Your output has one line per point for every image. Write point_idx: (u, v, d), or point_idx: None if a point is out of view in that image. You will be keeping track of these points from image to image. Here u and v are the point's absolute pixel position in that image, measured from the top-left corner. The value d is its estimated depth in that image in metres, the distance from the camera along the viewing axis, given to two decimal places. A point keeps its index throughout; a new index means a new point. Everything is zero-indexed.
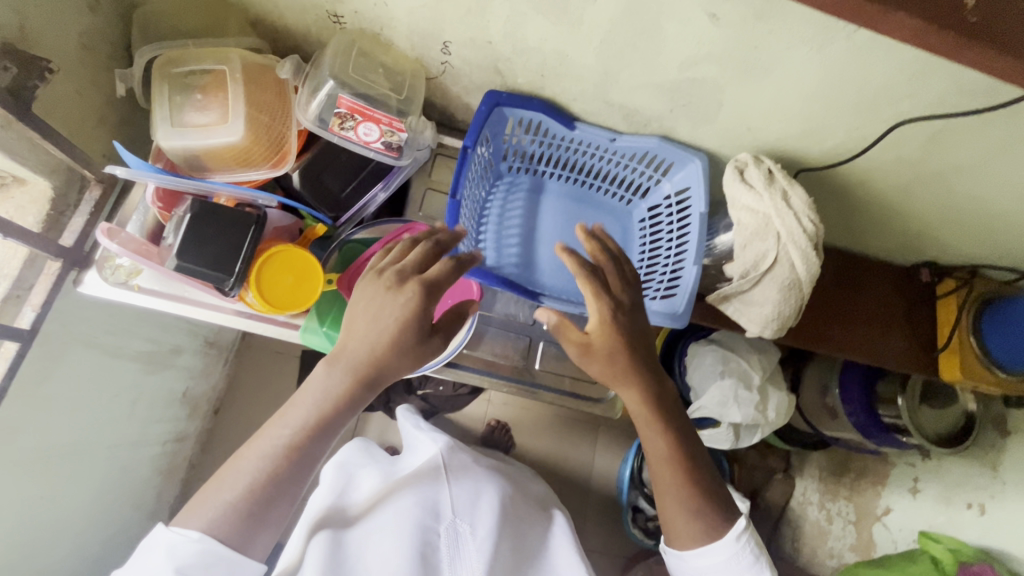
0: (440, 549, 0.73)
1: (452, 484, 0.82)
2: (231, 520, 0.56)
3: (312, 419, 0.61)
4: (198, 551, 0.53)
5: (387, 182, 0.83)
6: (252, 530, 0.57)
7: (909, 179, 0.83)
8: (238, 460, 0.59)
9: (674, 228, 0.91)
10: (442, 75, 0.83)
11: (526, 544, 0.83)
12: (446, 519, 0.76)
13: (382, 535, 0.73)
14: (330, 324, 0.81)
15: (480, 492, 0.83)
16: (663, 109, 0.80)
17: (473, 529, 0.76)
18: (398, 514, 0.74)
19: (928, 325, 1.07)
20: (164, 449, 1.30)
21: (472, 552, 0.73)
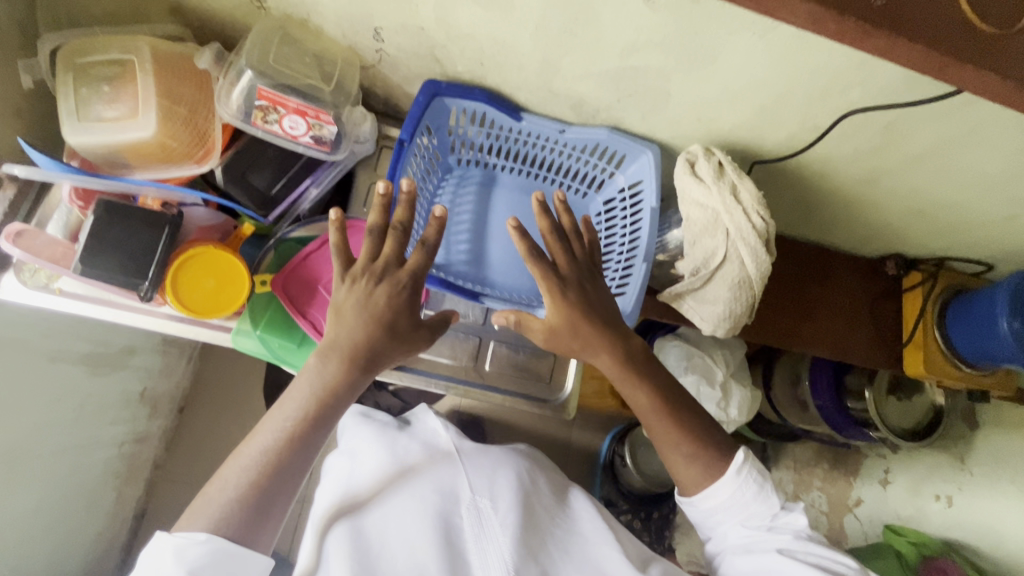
0: (463, 527, 0.68)
1: (466, 462, 0.77)
2: (238, 515, 0.54)
3: (312, 409, 0.61)
4: (206, 550, 0.51)
5: (317, 177, 0.79)
6: (258, 524, 0.55)
7: (868, 171, 0.80)
8: (239, 455, 0.58)
9: (628, 222, 0.88)
10: (377, 63, 0.79)
11: (555, 513, 0.76)
12: (465, 501, 0.71)
13: (400, 519, 0.68)
14: (264, 327, 0.77)
15: (499, 471, 0.77)
16: (610, 98, 0.76)
17: (493, 505, 0.71)
18: (415, 501, 0.70)
19: (892, 320, 1.05)
20: (122, 450, 1.26)
21: (494, 528, 0.67)
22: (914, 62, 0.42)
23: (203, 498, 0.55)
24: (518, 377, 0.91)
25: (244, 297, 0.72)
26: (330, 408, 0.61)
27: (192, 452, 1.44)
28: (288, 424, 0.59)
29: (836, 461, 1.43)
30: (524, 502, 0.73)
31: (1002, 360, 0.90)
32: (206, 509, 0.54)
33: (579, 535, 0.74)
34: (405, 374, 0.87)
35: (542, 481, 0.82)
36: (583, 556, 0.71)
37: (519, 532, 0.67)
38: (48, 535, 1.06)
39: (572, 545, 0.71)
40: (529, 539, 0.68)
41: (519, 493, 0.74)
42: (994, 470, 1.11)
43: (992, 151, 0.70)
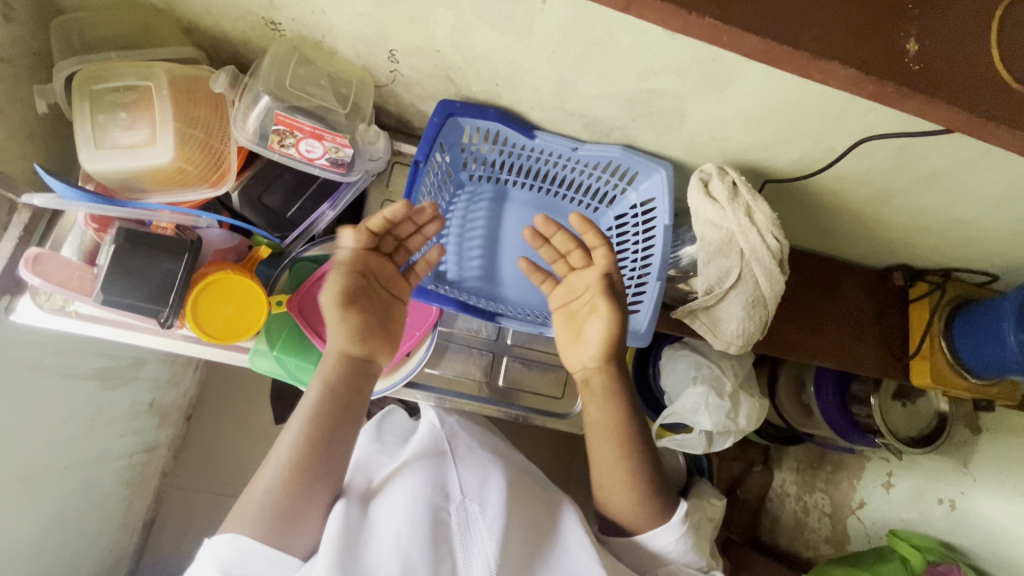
0: (451, 527, 0.69)
1: (458, 464, 0.76)
2: (267, 521, 0.65)
3: (320, 411, 0.71)
4: (233, 548, 0.63)
5: (335, 200, 0.80)
6: (286, 526, 0.66)
7: (879, 188, 0.81)
8: (266, 462, 0.70)
9: (640, 238, 0.89)
10: (392, 83, 0.79)
11: (541, 518, 0.76)
12: (455, 500, 0.71)
13: (392, 509, 0.69)
14: (281, 347, 0.77)
15: (491, 471, 0.77)
16: (625, 118, 0.77)
17: (482, 507, 0.71)
18: (405, 492, 0.70)
19: (899, 331, 1.06)
20: (131, 461, 1.27)
21: (481, 531, 0.68)
22: (945, 121, 0.46)
23: (243, 504, 0.67)
24: (528, 391, 0.92)
25: (263, 321, 0.73)
26: (343, 415, 0.72)
27: (199, 460, 1.45)
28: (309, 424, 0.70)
29: (839, 464, 1.45)
30: (514, 505, 0.73)
31: (1008, 370, 0.91)
32: (249, 510, 0.66)
33: (562, 549, 0.73)
34: (415, 391, 0.88)
35: (533, 484, 0.81)
36: (563, 567, 0.72)
37: (505, 537, 0.68)
38: (61, 547, 1.06)
39: (552, 555, 0.72)
40: (515, 545, 0.69)
41: (510, 497, 0.74)
42: (997, 475, 1.12)
43: (1003, 172, 0.70)
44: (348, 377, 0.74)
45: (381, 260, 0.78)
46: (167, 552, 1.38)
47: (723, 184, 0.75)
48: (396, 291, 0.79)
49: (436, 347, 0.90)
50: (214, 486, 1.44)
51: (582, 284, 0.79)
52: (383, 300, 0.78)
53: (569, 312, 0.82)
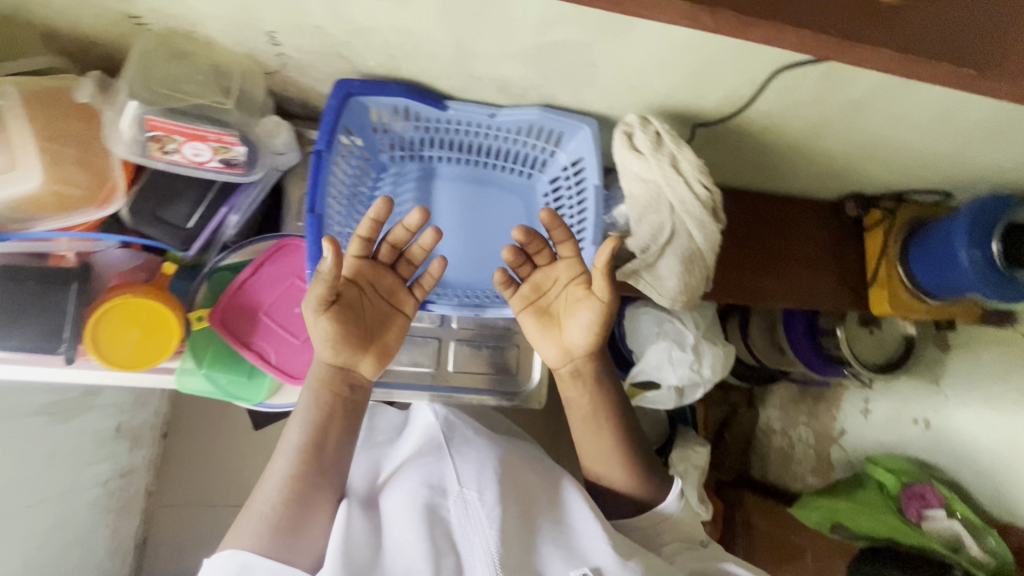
0: (451, 522, 0.68)
1: (454, 455, 0.76)
2: (267, 534, 0.64)
3: (317, 420, 0.70)
4: (235, 563, 0.61)
5: (234, 202, 0.73)
6: (291, 538, 0.65)
7: (813, 121, 0.77)
8: (266, 478, 0.69)
9: (574, 201, 0.85)
10: (282, 67, 0.72)
11: (542, 498, 0.76)
12: (452, 493, 0.71)
13: (395, 512, 0.70)
14: (209, 364, 0.74)
15: (488, 458, 0.76)
16: (536, 76, 0.71)
17: (480, 495, 0.70)
18: (408, 494, 0.70)
19: (854, 262, 1.04)
20: (106, 487, 1.25)
21: (480, 519, 0.67)
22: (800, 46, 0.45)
23: (247, 518, 0.66)
24: (487, 372, 0.90)
25: (175, 345, 0.69)
26: (339, 428, 0.72)
27: (185, 476, 1.45)
28: (308, 436, 0.70)
29: (819, 396, 1.47)
30: (511, 490, 0.73)
31: (965, 290, 0.91)
32: (248, 524, 0.65)
33: (567, 525, 0.73)
34: (397, 389, 0.86)
35: (532, 464, 0.80)
36: (568, 542, 0.71)
37: (505, 522, 0.67)
38: None
39: (559, 532, 0.72)
40: (515, 527, 0.68)
41: (506, 482, 0.74)
42: (968, 390, 1.14)
43: (935, 90, 0.67)
44: (337, 387, 0.72)
45: (376, 269, 0.73)
46: (166, 568, 1.39)
47: (646, 139, 0.70)
48: (394, 300, 0.74)
49: None
50: (204, 499, 1.45)
51: (553, 279, 0.76)
52: (377, 311, 0.73)
53: (539, 308, 0.77)
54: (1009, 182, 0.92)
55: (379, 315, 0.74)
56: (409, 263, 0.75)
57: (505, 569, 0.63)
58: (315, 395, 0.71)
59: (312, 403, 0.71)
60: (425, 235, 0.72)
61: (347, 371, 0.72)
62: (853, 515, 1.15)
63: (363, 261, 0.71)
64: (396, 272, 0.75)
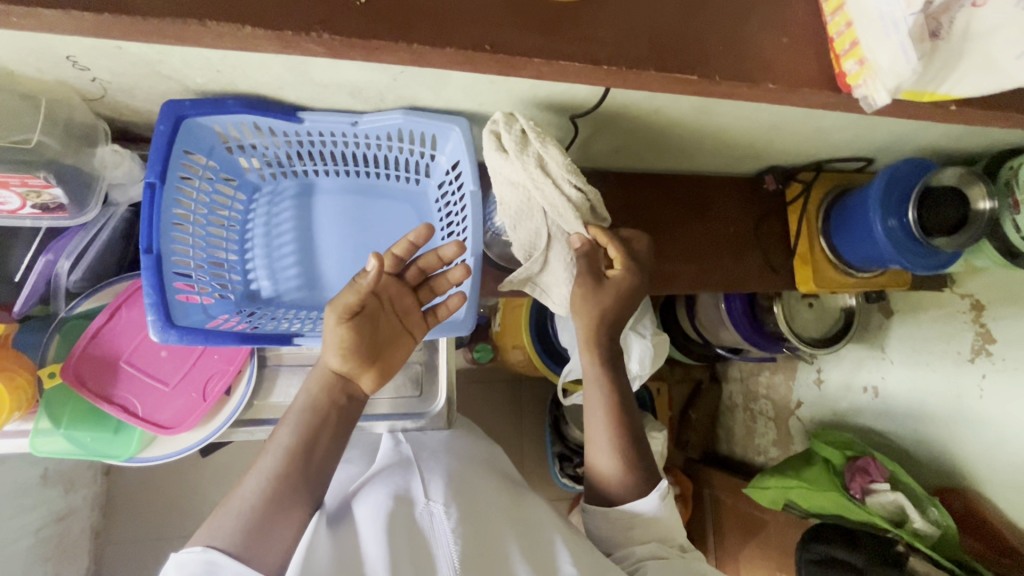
0: (424, 535, 0.63)
1: (425, 473, 0.73)
2: (238, 534, 0.54)
3: (309, 419, 0.62)
4: (203, 561, 0.51)
5: (63, 248, 0.68)
6: (258, 543, 0.54)
7: (704, 99, 0.71)
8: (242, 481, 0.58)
9: (458, 206, 0.79)
10: (105, 94, 0.64)
11: (505, 507, 0.72)
12: (420, 503, 0.67)
13: (370, 525, 0.63)
14: (69, 422, 0.68)
15: (455, 475, 0.74)
16: (385, 79, 0.65)
17: (447, 507, 0.66)
18: (382, 507, 0.65)
19: (779, 240, 0.99)
20: (40, 535, 1.18)
21: (445, 531, 0.62)
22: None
23: (219, 516, 0.56)
24: (396, 393, 0.86)
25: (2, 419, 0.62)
26: (331, 435, 0.62)
27: (133, 510, 1.40)
28: (299, 437, 0.61)
29: (776, 367, 1.44)
30: (472, 501, 0.69)
31: (889, 261, 0.86)
32: (222, 523, 0.55)
33: (536, 538, 0.69)
34: None
35: (499, 481, 0.78)
36: (535, 555, 0.66)
37: (472, 531, 0.64)
38: None
39: (529, 547, 0.66)
40: (485, 539, 0.64)
41: (468, 494, 0.70)
42: (912, 355, 1.11)
43: None
44: (335, 396, 0.64)
45: (400, 288, 0.67)
46: None
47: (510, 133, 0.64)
48: (408, 325, 0.68)
49: (262, 377, 0.76)
50: (157, 532, 1.40)
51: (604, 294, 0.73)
52: (393, 331, 0.67)
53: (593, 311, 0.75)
54: (929, 142, 0.87)
55: (394, 334, 0.67)
56: (432, 291, 0.69)
57: None
58: (311, 401, 0.63)
59: (304, 405, 0.63)
60: (455, 269, 0.68)
61: (348, 381, 0.65)
62: (805, 494, 1.11)
63: (389, 277, 0.66)
64: (417, 295, 0.69)
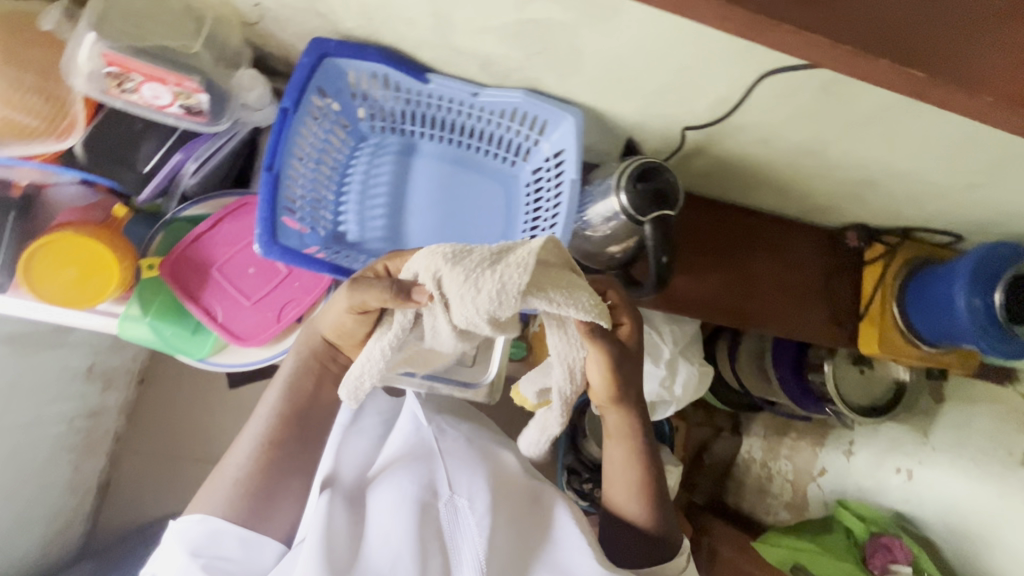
0: (440, 528, 0.64)
1: (448, 460, 0.71)
2: (238, 506, 0.63)
3: (293, 388, 0.70)
4: (204, 530, 0.60)
5: (192, 150, 0.70)
6: (260, 515, 0.64)
7: (818, 138, 0.72)
8: (234, 449, 0.67)
9: (552, 193, 0.81)
10: (261, 20, 0.69)
11: (528, 503, 0.72)
12: (443, 495, 0.66)
13: (384, 516, 0.63)
14: (155, 314, 0.72)
15: (481, 467, 0.71)
16: (519, 57, 0.68)
17: (467, 502, 0.66)
18: (398, 497, 0.64)
19: (850, 298, 0.98)
20: (73, 425, 1.24)
21: (467, 529, 0.63)
22: None
23: (218, 480, 0.65)
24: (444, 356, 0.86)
25: (110, 292, 0.66)
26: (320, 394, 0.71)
27: (155, 423, 1.45)
28: (285, 401, 0.69)
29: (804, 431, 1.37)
30: (498, 500, 0.69)
31: (964, 339, 0.84)
32: (219, 489, 0.64)
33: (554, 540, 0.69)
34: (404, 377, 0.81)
35: (522, 472, 0.76)
36: (553, 561, 0.66)
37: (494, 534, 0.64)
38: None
39: (544, 552, 0.67)
40: (501, 548, 0.64)
41: (496, 492, 0.69)
42: (956, 446, 1.07)
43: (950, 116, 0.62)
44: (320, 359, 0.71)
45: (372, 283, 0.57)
46: (124, 512, 1.41)
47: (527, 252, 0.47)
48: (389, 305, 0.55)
49: None
50: (172, 452, 1.45)
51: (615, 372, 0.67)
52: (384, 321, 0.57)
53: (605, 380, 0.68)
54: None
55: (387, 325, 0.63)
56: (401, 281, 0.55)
57: None
58: (299, 363, 0.71)
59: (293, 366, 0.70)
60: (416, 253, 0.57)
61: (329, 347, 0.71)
62: (817, 559, 1.08)
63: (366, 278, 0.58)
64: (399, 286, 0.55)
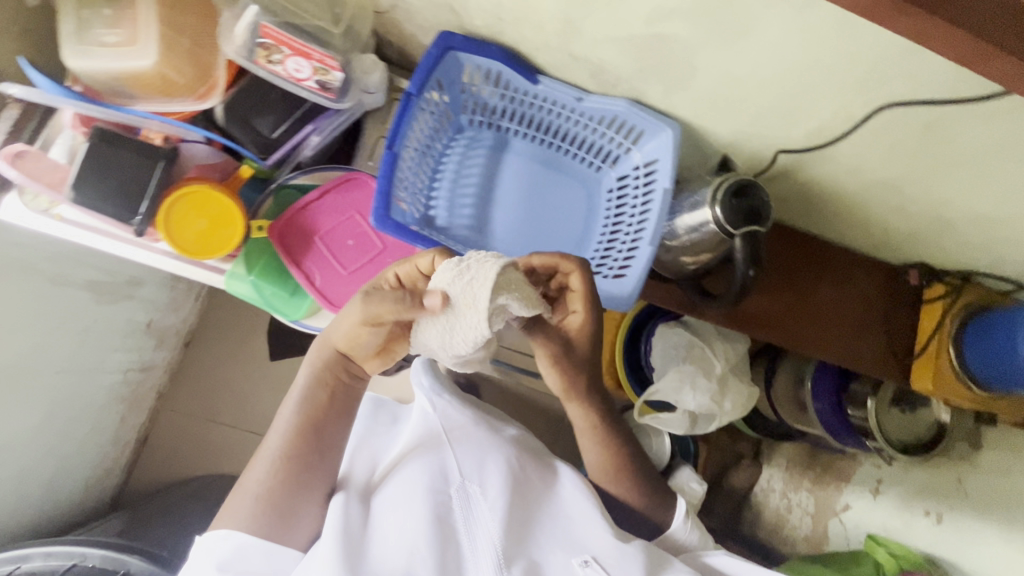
0: (455, 513, 0.68)
1: (456, 446, 0.74)
2: (260, 521, 0.62)
3: (307, 403, 0.68)
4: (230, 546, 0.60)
5: (319, 124, 0.74)
6: (283, 527, 0.63)
7: (904, 173, 0.75)
8: (251, 463, 0.66)
9: (638, 200, 0.84)
10: (394, 9, 0.74)
11: (540, 481, 0.76)
12: (455, 482, 0.70)
13: (394, 509, 0.67)
14: (258, 273, 0.77)
15: (490, 451, 0.75)
16: (631, 69, 0.72)
17: (478, 488, 0.70)
18: (409, 488, 0.68)
19: (906, 334, 1.00)
20: (125, 377, 1.27)
21: (483, 513, 0.68)
22: None
23: (236, 497, 0.64)
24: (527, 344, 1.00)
25: (235, 241, 0.70)
26: (331, 409, 0.69)
27: (196, 384, 1.45)
28: (300, 415, 0.67)
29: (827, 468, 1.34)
30: (513, 482, 0.72)
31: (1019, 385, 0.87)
32: (243, 504, 0.63)
33: (568, 518, 0.73)
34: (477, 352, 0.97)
35: (529, 449, 0.80)
36: (569, 536, 0.71)
37: (508, 515, 0.68)
38: (52, 452, 1.11)
39: (558, 525, 0.72)
40: (520, 527, 0.68)
41: (511, 473, 0.73)
42: (992, 497, 1.02)
43: None
44: (336, 371, 0.69)
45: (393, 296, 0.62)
46: (155, 470, 1.43)
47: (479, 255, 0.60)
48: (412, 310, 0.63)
49: None
50: (207, 414, 1.44)
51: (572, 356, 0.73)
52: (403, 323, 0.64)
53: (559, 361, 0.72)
54: None
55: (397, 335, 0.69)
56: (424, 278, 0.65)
57: (510, 561, 0.64)
58: (314, 373, 0.69)
59: (307, 381, 0.69)
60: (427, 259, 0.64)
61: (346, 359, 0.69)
62: None
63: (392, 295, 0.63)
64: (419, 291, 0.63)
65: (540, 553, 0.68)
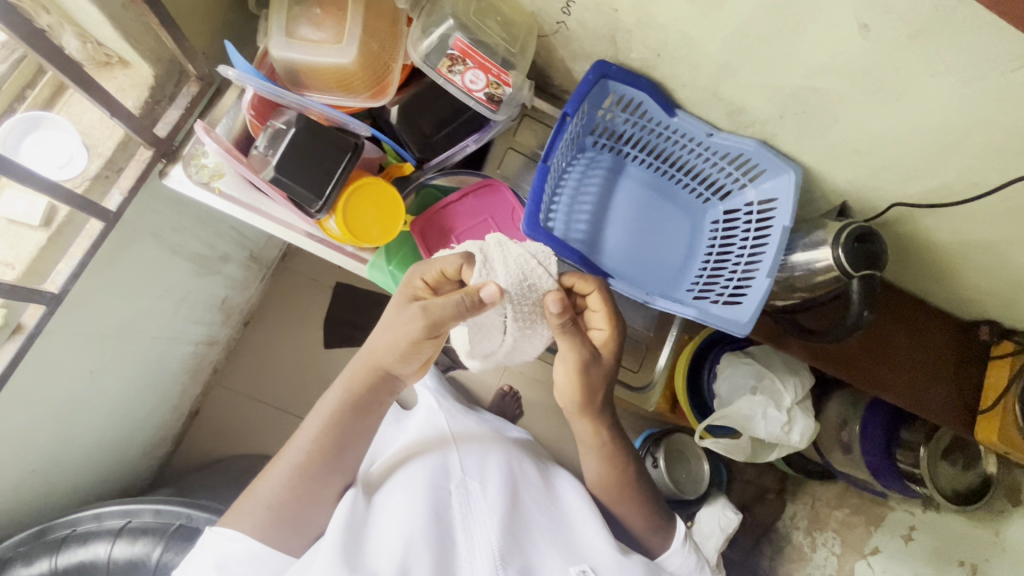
0: (453, 505, 0.72)
1: (461, 450, 0.81)
2: (272, 527, 0.68)
3: (331, 416, 0.73)
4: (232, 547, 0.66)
5: (480, 134, 0.81)
6: (289, 532, 0.69)
7: (1007, 237, 0.81)
8: (273, 469, 0.72)
9: (750, 233, 0.90)
10: (554, 34, 0.81)
11: (541, 491, 0.82)
12: (455, 478, 0.76)
13: (396, 500, 0.72)
14: (397, 264, 0.82)
15: (490, 458, 0.81)
16: (772, 113, 0.78)
17: (479, 487, 0.75)
18: (411, 481, 0.74)
19: (973, 386, 1.05)
20: (195, 349, 1.22)
21: (481, 509, 0.72)
22: None
23: (251, 499, 0.71)
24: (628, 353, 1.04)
25: (395, 232, 0.78)
26: (359, 417, 0.74)
27: (251, 365, 1.38)
28: (324, 425, 0.73)
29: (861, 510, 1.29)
30: (510, 486, 0.77)
31: None
32: (255, 512, 0.69)
33: (566, 526, 0.78)
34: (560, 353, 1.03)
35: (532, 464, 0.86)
36: (567, 541, 0.75)
37: (503, 513, 0.72)
38: (126, 417, 1.09)
39: (557, 531, 0.76)
40: (514, 527, 0.72)
41: (509, 477, 0.79)
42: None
43: None
44: (364, 383, 0.74)
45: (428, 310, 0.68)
46: (196, 451, 1.35)
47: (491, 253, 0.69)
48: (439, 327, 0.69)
49: None
50: (257, 392, 1.38)
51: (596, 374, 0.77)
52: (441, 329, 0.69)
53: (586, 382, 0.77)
54: None
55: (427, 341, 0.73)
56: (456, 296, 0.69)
57: (501, 556, 0.67)
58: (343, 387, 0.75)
59: (335, 397, 0.74)
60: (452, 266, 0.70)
61: (379, 374, 0.74)
62: None
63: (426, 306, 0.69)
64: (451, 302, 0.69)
65: (534, 553, 0.71)
